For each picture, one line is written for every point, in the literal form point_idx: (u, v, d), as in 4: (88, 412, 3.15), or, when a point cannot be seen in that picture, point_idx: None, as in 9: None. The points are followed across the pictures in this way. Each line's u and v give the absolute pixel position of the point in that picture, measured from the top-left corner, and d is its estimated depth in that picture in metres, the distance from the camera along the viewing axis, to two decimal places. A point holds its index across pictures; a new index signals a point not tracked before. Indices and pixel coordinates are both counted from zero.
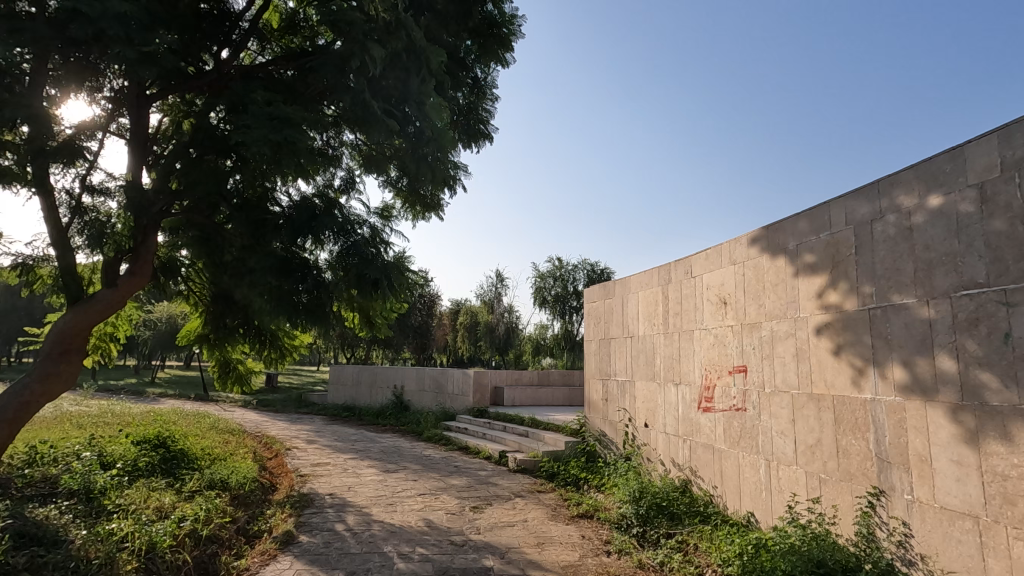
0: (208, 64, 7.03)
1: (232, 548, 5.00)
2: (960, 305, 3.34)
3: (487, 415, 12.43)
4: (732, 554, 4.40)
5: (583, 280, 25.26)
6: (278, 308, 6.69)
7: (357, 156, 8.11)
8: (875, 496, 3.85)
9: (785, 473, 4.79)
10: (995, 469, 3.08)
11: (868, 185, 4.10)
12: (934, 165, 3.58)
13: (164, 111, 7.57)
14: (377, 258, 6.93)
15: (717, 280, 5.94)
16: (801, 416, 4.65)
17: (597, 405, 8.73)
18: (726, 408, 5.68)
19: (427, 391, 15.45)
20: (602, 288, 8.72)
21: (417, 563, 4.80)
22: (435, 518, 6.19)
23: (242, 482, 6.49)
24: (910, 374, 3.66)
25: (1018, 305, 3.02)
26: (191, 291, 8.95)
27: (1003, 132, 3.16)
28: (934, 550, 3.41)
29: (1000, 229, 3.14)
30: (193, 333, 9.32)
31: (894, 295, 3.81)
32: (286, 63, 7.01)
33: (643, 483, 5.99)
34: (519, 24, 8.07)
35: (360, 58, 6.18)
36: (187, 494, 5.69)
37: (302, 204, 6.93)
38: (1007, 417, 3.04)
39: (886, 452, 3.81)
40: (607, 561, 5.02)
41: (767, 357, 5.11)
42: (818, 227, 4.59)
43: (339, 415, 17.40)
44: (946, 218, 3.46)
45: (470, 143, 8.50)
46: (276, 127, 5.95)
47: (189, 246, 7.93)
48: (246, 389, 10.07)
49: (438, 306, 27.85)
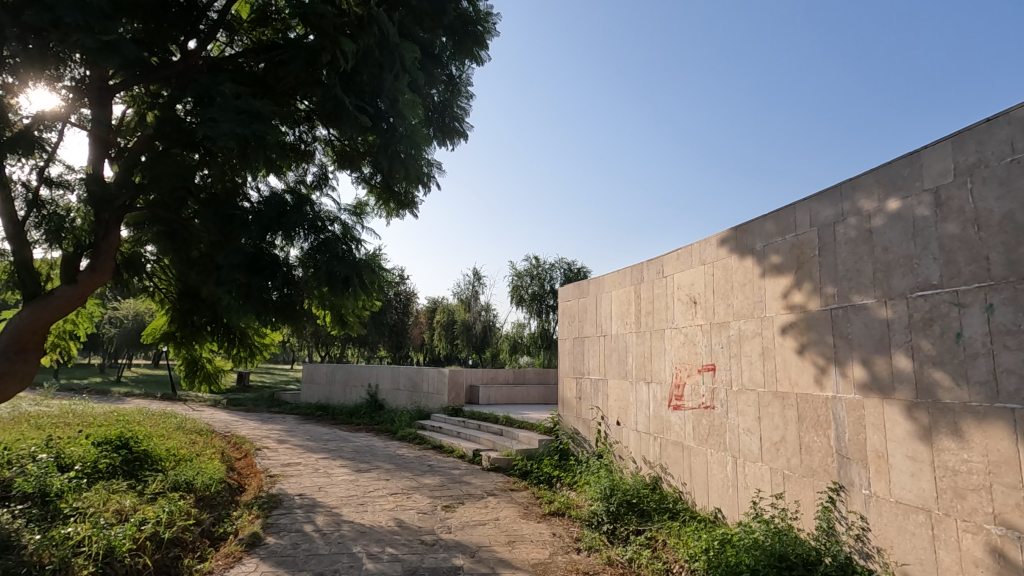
0: (175, 55, 6.84)
1: (196, 551, 4.91)
2: (916, 305, 3.45)
3: (462, 414, 12.39)
4: (699, 549, 4.44)
5: (559, 279, 25.39)
6: (247, 304, 6.51)
7: (331, 153, 8.05)
8: (835, 491, 3.95)
9: (750, 469, 4.89)
10: (947, 464, 3.19)
11: (832, 188, 4.20)
12: (893, 169, 3.69)
13: (127, 102, 7.34)
14: (349, 255, 6.86)
15: (687, 280, 6.02)
16: (767, 414, 4.74)
17: (570, 403, 8.76)
18: (695, 406, 5.78)
19: (402, 390, 15.33)
20: (576, 287, 8.77)
21: (386, 563, 4.77)
22: (406, 517, 6.14)
23: (208, 483, 6.35)
24: (869, 372, 3.77)
25: (968, 305, 3.13)
26: (157, 288, 8.66)
27: (956, 139, 3.27)
28: (889, 543, 3.52)
29: (953, 233, 3.25)
30: (159, 331, 9.03)
31: (854, 295, 3.92)
32: (256, 56, 6.85)
33: (614, 481, 6.04)
34: (493, 22, 8.14)
35: (331, 53, 6.17)
36: (149, 496, 5.54)
37: (272, 200, 6.83)
38: (957, 415, 3.15)
39: (846, 448, 3.91)
40: (576, 558, 5.05)
41: (734, 355, 5.20)
42: (783, 229, 4.69)
43: (311, 415, 17.12)
44: (903, 221, 3.57)
45: (445, 139, 8.46)
46: (243, 121, 5.81)
47: (154, 241, 7.75)
48: (214, 388, 9.86)
49: (414, 304, 27.67)
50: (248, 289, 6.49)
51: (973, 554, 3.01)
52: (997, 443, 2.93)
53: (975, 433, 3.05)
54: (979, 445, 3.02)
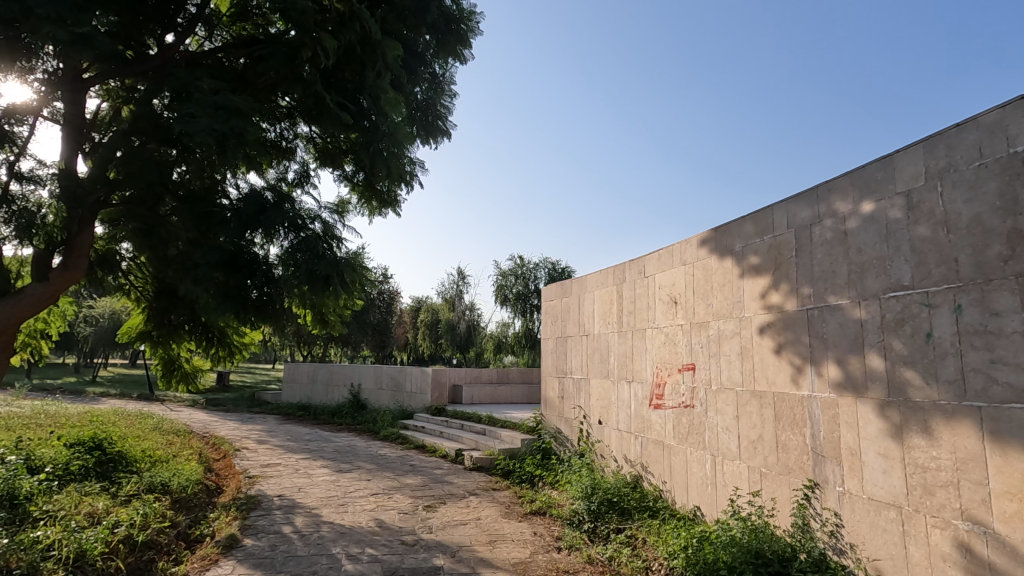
0: (152, 49, 6.71)
1: (171, 554, 4.83)
2: (888, 306, 3.52)
3: (445, 413, 12.34)
4: (678, 547, 4.48)
5: (544, 279, 25.45)
6: (225, 304, 6.47)
7: (313, 150, 7.98)
8: (810, 488, 4.02)
9: (728, 467, 4.95)
10: (916, 461, 3.26)
11: (809, 191, 4.26)
12: (867, 172, 3.76)
13: (102, 96, 7.19)
14: (329, 254, 6.83)
15: (669, 280, 6.07)
16: (744, 413, 4.80)
17: (552, 402, 8.79)
18: (675, 405, 5.83)
19: (385, 390, 15.22)
20: (560, 287, 8.79)
21: (366, 564, 4.74)
22: (386, 518, 6.11)
23: (184, 485, 6.24)
24: (843, 372, 3.83)
25: (937, 306, 3.20)
26: (132, 285, 8.49)
27: (926, 143, 3.34)
28: (861, 539, 3.59)
29: (924, 235, 3.32)
30: (135, 330, 8.77)
31: (829, 296, 3.99)
32: (236, 51, 6.74)
33: (596, 479, 6.08)
34: (477, 20, 8.12)
35: (312, 49, 6.10)
36: (123, 499, 5.42)
37: (251, 197, 6.75)
38: (927, 413, 3.22)
39: (820, 446, 3.98)
40: (556, 557, 5.05)
41: (713, 355, 5.26)
42: (762, 230, 4.75)
43: (292, 415, 16.92)
44: (876, 223, 3.65)
45: (428, 138, 8.45)
46: (221, 117, 5.72)
47: (129, 238, 7.59)
48: (192, 388, 9.70)
49: (397, 303, 27.53)
50: (227, 287, 6.42)
51: (940, 549, 3.08)
52: (964, 440, 3.00)
53: (943, 431, 3.12)
54: (947, 442, 3.10)
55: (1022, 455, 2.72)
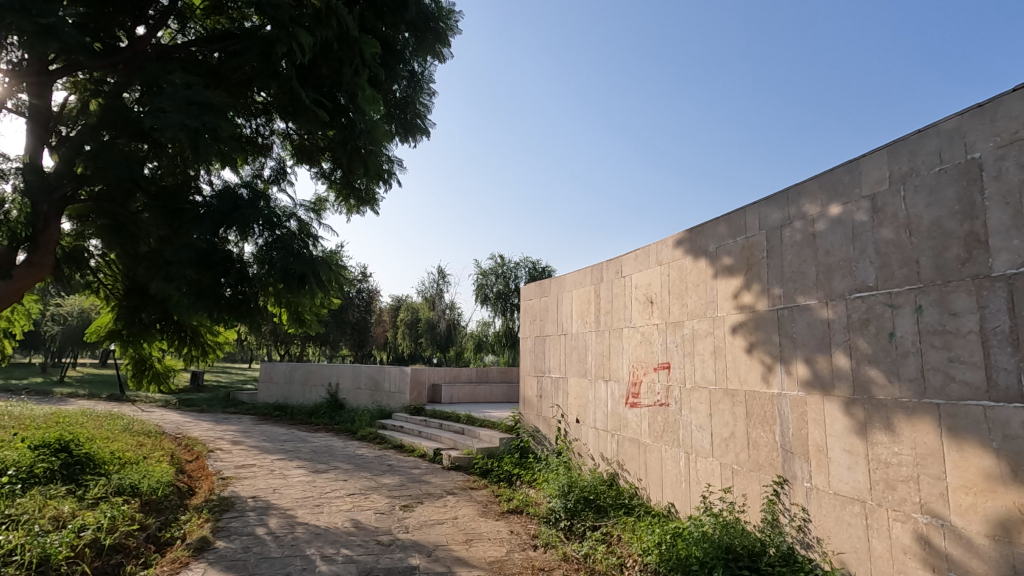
0: (122, 41, 6.54)
1: (140, 557, 4.73)
2: (854, 306, 3.62)
3: (424, 413, 12.29)
4: (652, 543, 4.54)
5: (524, 277, 25.49)
6: (198, 302, 6.35)
7: (289, 146, 7.92)
8: (780, 484, 4.12)
9: (702, 465, 5.03)
10: (879, 457, 3.36)
11: (779, 193, 4.36)
12: (835, 176, 3.85)
13: (70, 89, 6.99)
14: (305, 252, 6.73)
15: (645, 280, 6.15)
16: (717, 411, 4.88)
17: (531, 402, 8.82)
18: (651, 403, 5.90)
19: (363, 389, 15.10)
20: (538, 286, 8.82)
21: (341, 565, 4.70)
22: (363, 518, 6.08)
23: (155, 487, 6.11)
24: (812, 370, 3.93)
25: (900, 306, 3.30)
26: (101, 283, 8.27)
27: (891, 148, 3.44)
28: (827, 533, 3.69)
29: (887, 237, 3.42)
30: (105, 329, 8.57)
31: (798, 296, 4.08)
32: (210, 45, 6.61)
33: (572, 477, 6.14)
34: (455, 19, 8.10)
35: (287, 45, 6.03)
36: (90, 502, 5.29)
37: (225, 194, 6.63)
38: (890, 410, 3.32)
39: (789, 443, 4.08)
40: (533, 555, 5.08)
41: (687, 354, 5.34)
42: (735, 232, 4.84)
43: (269, 416, 16.69)
44: (843, 225, 3.74)
45: (406, 136, 8.45)
46: (193, 113, 5.61)
47: (98, 235, 7.40)
48: (164, 388, 9.51)
49: (377, 302, 27.32)
50: (200, 285, 6.29)
51: (901, 542, 3.19)
52: (924, 436, 3.11)
53: (904, 427, 3.22)
54: (908, 438, 3.20)
55: (977, 450, 2.83)
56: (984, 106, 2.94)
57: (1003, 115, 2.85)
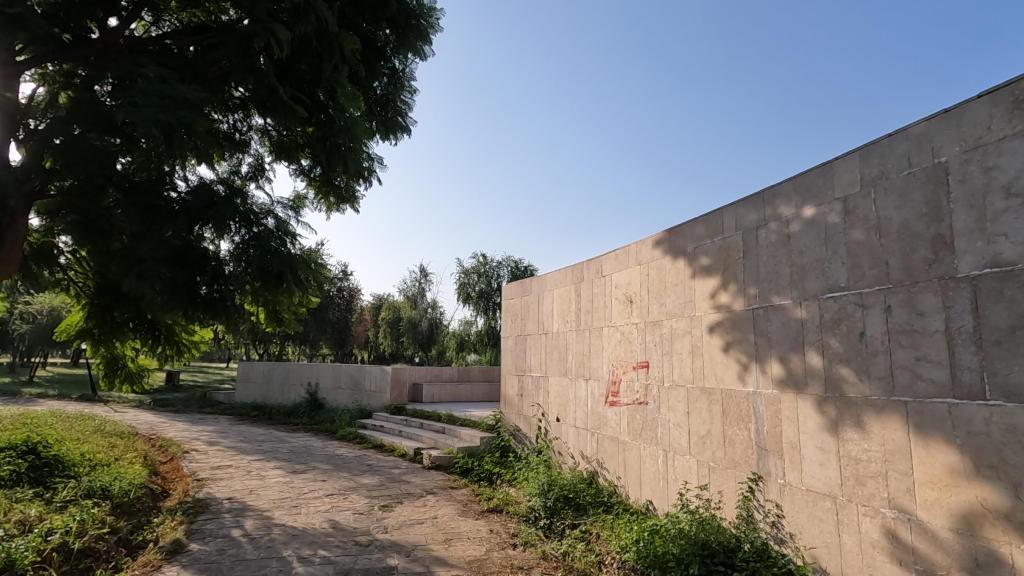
0: (94, 33, 6.37)
1: (111, 560, 4.62)
2: (826, 306, 3.70)
3: (405, 412, 12.22)
4: (630, 541, 4.58)
5: (506, 276, 25.47)
6: (172, 301, 6.24)
7: (267, 143, 7.83)
8: (754, 481, 4.19)
9: (679, 462, 5.09)
10: (850, 453, 3.44)
11: (755, 195, 4.43)
12: (809, 178, 3.93)
13: (39, 81, 6.79)
14: (282, 251, 6.63)
15: (625, 280, 6.19)
16: (694, 409, 4.94)
17: (511, 401, 8.83)
18: (630, 401, 5.96)
19: (343, 388, 14.97)
20: (520, 285, 8.83)
21: (318, 566, 4.66)
22: (341, 518, 6.04)
23: (127, 489, 5.97)
24: (786, 369, 4.01)
25: (870, 306, 3.38)
26: (71, 281, 8.06)
27: (862, 151, 3.52)
28: (799, 529, 3.77)
29: (859, 239, 3.50)
30: (75, 327, 8.35)
31: (773, 296, 4.16)
32: (185, 38, 6.47)
33: (552, 476, 6.17)
34: (436, 17, 8.05)
35: (265, 39, 5.91)
36: (58, 505, 5.16)
37: (200, 190, 6.49)
38: (859, 408, 3.40)
39: (764, 440, 4.15)
40: (512, 553, 5.09)
41: (666, 353, 5.40)
42: (712, 232, 4.90)
43: (246, 416, 16.45)
44: (817, 227, 3.81)
45: (387, 134, 8.40)
46: (167, 108, 5.50)
47: (68, 232, 7.20)
48: (137, 387, 9.31)
49: (357, 301, 27.11)
50: (174, 283, 6.19)
51: (870, 536, 3.27)
52: (892, 434, 3.19)
53: (874, 424, 3.30)
54: (877, 435, 3.28)
55: (942, 446, 2.92)
56: (950, 112, 3.03)
57: (968, 121, 2.93)
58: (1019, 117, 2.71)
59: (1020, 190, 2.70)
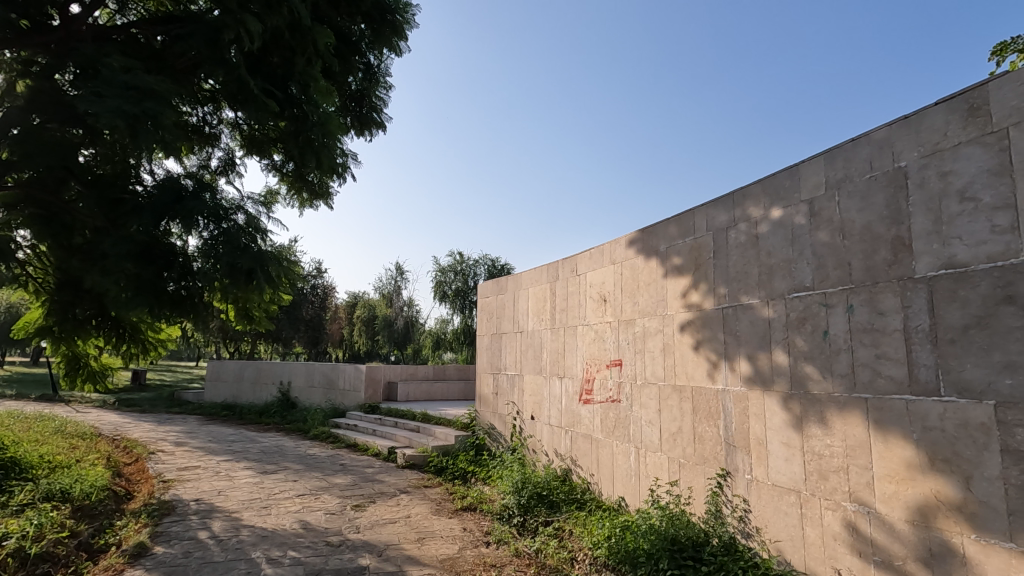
0: (54, 20, 6.14)
1: (70, 565, 4.47)
2: (792, 305, 3.79)
3: (379, 411, 12.12)
4: (602, 537, 4.64)
5: (482, 275, 25.49)
6: (138, 297, 6.03)
7: (238, 137, 7.69)
8: (722, 477, 4.27)
9: (651, 459, 5.16)
10: (813, 449, 3.53)
11: (726, 196, 4.51)
12: (777, 180, 4.01)
13: None
14: (252, 247, 6.52)
15: (599, 279, 6.25)
16: (666, 406, 5.01)
17: (487, 400, 8.83)
18: (603, 399, 6.01)
19: (317, 387, 14.76)
20: (495, 284, 8.84)
21: (287, 567, 4.59)
22: (312, 518, 5.96)
23: (88, 492, 5.80)
24: (753, 367, 4.10)
25: (834, 306, 3.48)
26: (30, 277, 7.81)
27: (827, 154, 3.61)
28: (765, 522, 3.87)
29: (824, 240, 3.59)
30: (33, 325, 8.09)
31: (742, 295, 4.24)
32: (152, 28, 6.29)
33: (526, 474, 6.18)
34: (413, 13, 7.98)
35: (235, 31, 5.81)
36: (15, 509, 4.98)
37: (167, 184, 6.32)
38: (823, 405, 3.50)
39: (732, 436, 4.24)
40: (484, 551, 5.09)
41: (638, 351, 5.46)
42: (684, 232, 4.98)
43: (216, 415, 16.09)
44: (784, 228, 3.90)
45: (362, 130, 8.30)
46: (132, 99, 5.34)
47: (26, 226, 6.93)
48: (99, 386, 9.06)
49: (332, 299, 26.77)
50: (140, 280, 6.03)
51: (832, 529, 3.37)
52: (853, 429, 3.29)
53: (836, 420, 3.40)
54: (839, 431, 3.38)
55: (900, 441, 3.02)
56: (910, 118, 3.13)
57: (927, 127, 3.03)
58: (973, 125, 2.82)
59: (974, 194, 2.81)
